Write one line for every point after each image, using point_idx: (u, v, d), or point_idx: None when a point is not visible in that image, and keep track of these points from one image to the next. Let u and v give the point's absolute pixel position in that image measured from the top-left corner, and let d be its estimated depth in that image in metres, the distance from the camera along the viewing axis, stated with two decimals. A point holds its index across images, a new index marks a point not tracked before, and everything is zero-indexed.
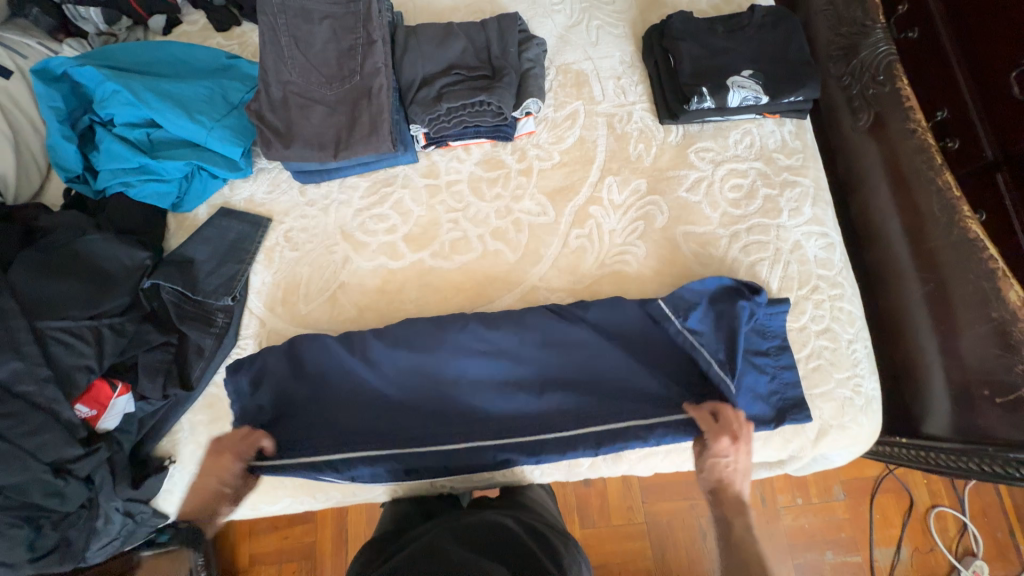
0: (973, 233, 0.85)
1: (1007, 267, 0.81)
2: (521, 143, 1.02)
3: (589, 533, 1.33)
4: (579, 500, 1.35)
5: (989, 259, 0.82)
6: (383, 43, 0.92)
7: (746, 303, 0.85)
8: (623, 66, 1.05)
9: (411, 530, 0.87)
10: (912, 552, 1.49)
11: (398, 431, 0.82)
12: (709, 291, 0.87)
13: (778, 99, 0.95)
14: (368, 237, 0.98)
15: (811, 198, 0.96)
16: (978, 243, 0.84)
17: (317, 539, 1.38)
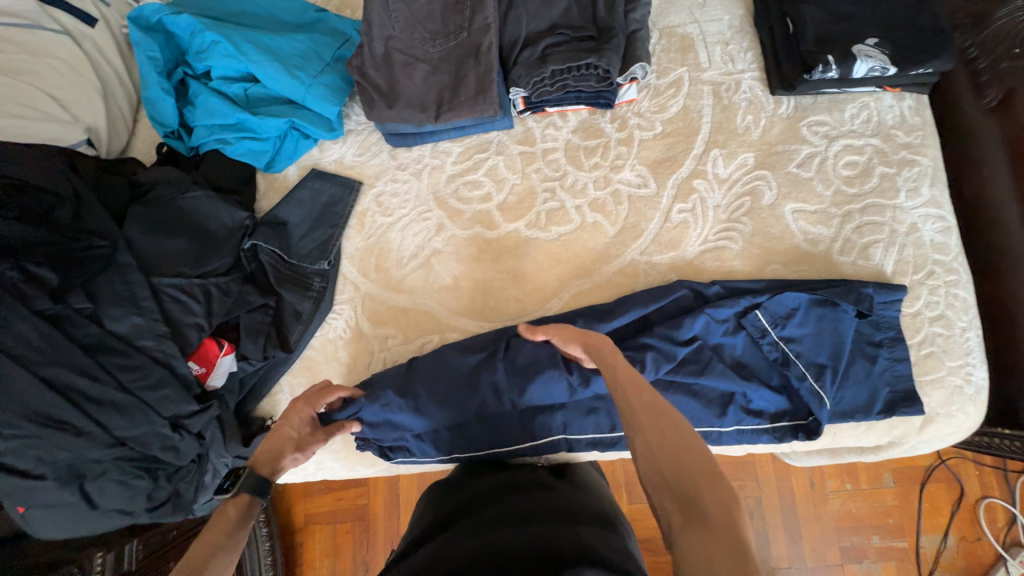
0: None
1: None
2: (621, 111, 0.98)
3: (636, 509, 1.33)
4: (628, 476, 1.35)
5: None
6: None
7: (849, 306, 0.82)
8: (732, 31, 0.99)
9: (453, 502, 0.72)
10: (958, 541, 1.50)
11: (504, 430, 0.83)
12: (805, 300, 0.83)
13: (906, 70, 0.89)
14: (463, 204, 0.96)
15: (930, 178, 0.91)
16: None
17: (370, 505, 1.39)
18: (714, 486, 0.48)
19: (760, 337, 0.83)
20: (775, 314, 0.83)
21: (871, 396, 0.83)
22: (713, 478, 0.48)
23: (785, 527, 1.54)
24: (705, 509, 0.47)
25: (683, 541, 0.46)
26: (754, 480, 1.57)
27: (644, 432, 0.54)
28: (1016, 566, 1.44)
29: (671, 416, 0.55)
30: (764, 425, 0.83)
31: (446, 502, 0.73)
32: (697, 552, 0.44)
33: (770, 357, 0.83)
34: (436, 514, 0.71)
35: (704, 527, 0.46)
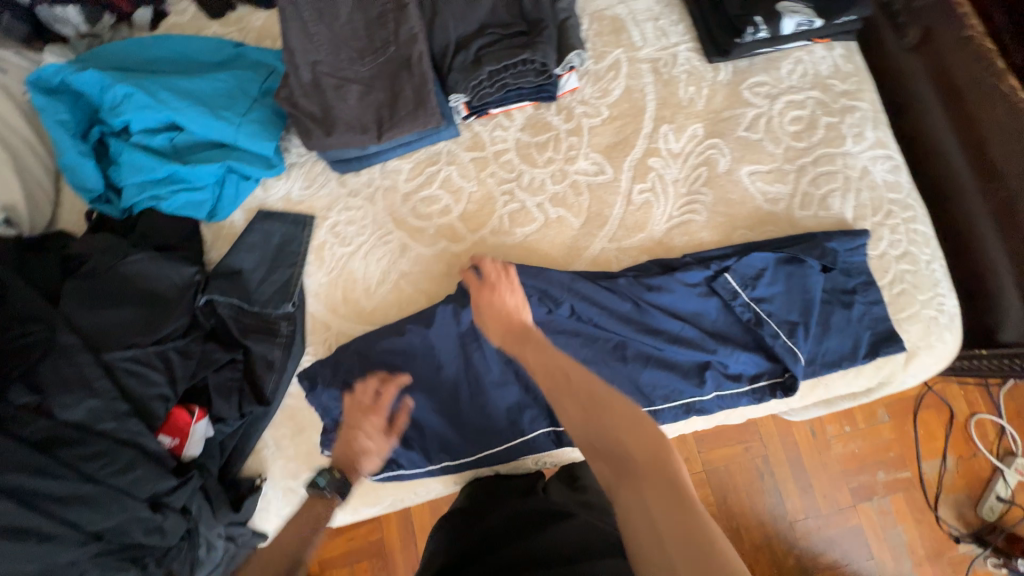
0: None
1: None
2: (565, 102, 0.97)
3: None
4: None
5: None
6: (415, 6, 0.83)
7: (814, 261, 0.83)
8: (659, 6, 0.99)
9: (469, 545, 0.72)
10: (957, 460, 1.61)
11: (493, 421, 0.81)
12: (773, 260, 0.84)
13: (831, 20, 0.91)
14: (422, 221, 0.93)
15: (872, 122, 0.94)
16: None
17: (384, 531, 1.35)
18: (639, 433, 0.55)
19: (732, 299, 0.84)
20: (743, 276, 0.84)
21: (854, 342, 0.84)
22: (636, 428, 0.56)
23: (795, 479, 1.61)
24: (632, 453, 0.54)
25: (621, 494, 0.53)
26: (757, 439, 1.64)
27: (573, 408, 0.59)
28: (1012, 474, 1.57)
29: (588, 385, 0.60)
30: (743, 387, 0.82)
31: (465, 539, 0.73)
32: (630, 500, 0.52)
33: (744, 319, 0.83)
34: (454, 555, 0.71)
35: (634, 470, 0.53)
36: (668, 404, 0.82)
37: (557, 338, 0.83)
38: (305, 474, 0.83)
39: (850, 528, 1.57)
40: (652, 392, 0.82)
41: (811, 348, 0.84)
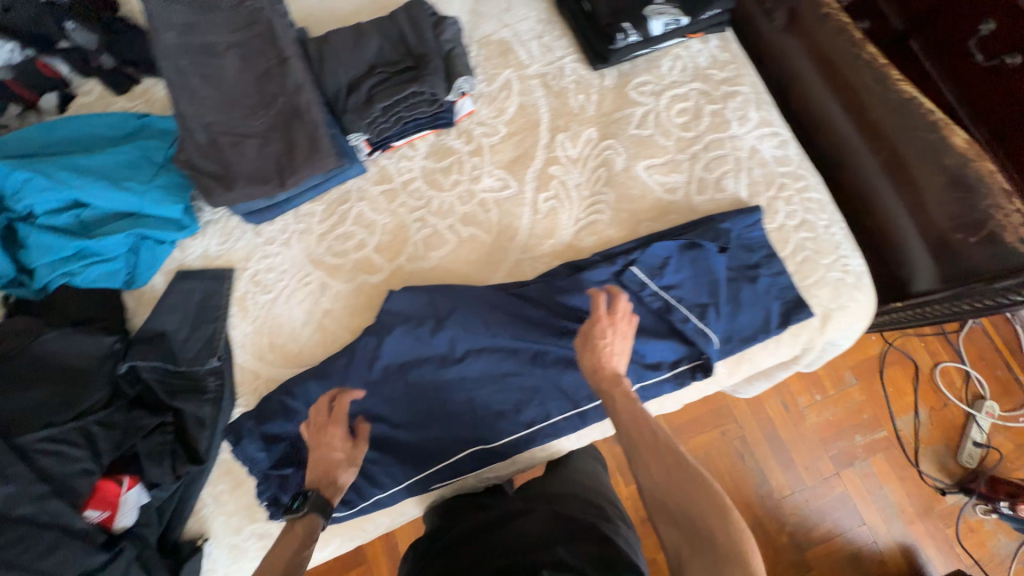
0: (907, 93, 0.93)
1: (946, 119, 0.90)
2: (464, 125, 1.01)
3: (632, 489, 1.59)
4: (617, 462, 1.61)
5: (929, 113, 0.91)
6: (297, 59, 0.87)
7: (711, 244, 0.87)
8: (541, 25, 1.05)
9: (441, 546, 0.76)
10: (930, 412, 1.70)
11: (425, 445, 0.85)
12: (673, 246, 0.87)
13: (698, 16, 0.96)
14: (339, 258, 0.95)
15: (754, 103, 0.98)
16: (914, 101, 0.92)
17: (368, 558, 1.33)
18: (722, 518, 0.59)
19: (641, 290, 0.86)
20: (649, 267, 0.87)
21: (766, 314, 0.87)
22: (723, 517, 0.59)
23: (776, 457, 1.67)
24: (716, 538, 0.58)
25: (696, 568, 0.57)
26: (733, 421, 1.70)
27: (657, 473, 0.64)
28: (983, 418, 1.67)
29: (676, 457, 0.64)
30: (664, 374, 0.85)
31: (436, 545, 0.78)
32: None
33: (654, 307, 0.86)
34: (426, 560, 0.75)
35: (717, 554, 0.57)
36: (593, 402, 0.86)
37: (479, 354, 0.85)
38: (248, 526, 0.83)
39: (835, 498, 1.64)
40: (576, 393, 0.86)
41: (725, 326, 0.86)
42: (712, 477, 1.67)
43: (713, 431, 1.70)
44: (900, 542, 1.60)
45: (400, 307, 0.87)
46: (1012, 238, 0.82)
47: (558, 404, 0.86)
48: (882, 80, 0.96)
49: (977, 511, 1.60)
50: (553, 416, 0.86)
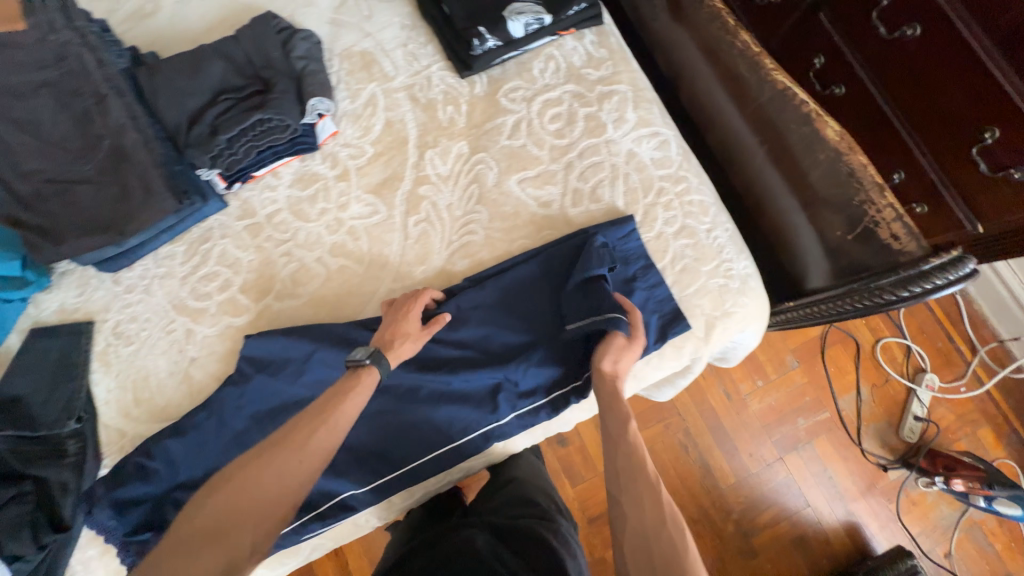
0: (783, 84, 0.89)
1: (817, 107, 0.86)
2: (329, 148, 0.95)
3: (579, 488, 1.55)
4: (563, 462, 1.56)
5: (801, 103, 0.88)
6: (116, 95, 0.84)
7: (601, 268, 0.80)
8: (406, 31, 0.98)
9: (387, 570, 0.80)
10: (871, 389, 1.69)
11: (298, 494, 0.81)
12: (544, 267, 0.85)
13: (562, 13, 0.91)
14: (202, 301, 0.90)
15: (632, 102, 0.93)
16: (789, 92, 0.89)
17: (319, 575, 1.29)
18: None
19: (513, 314, 0.85)
20: (523, 291, 0.85)
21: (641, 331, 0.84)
22: None
23: (719, 447, 1.65)
24: None
25: None
26: (675, 413, 1.67)
27: (631, 508, 0.66)
28: (924, 391, 1.66)
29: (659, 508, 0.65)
30: (541, 400, 0.82)
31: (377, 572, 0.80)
32: None
33: (528, 332, 0.84)
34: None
35: None
36: (469, 437, 0.82)
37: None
38: None
39: (780, 483, 1.62)
40: (450, 428, 0.82)
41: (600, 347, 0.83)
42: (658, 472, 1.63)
43: (657, 425, 1.67)
44: (844, 522, 1.60)
45: (259, 353, 0.82)
46: (886, 234, 0.81)
47: (434, 440, 0.82)
48: (756, 70, 0.92)
49: (918, 484, 1.60)
50: (427, 454, 0.82)
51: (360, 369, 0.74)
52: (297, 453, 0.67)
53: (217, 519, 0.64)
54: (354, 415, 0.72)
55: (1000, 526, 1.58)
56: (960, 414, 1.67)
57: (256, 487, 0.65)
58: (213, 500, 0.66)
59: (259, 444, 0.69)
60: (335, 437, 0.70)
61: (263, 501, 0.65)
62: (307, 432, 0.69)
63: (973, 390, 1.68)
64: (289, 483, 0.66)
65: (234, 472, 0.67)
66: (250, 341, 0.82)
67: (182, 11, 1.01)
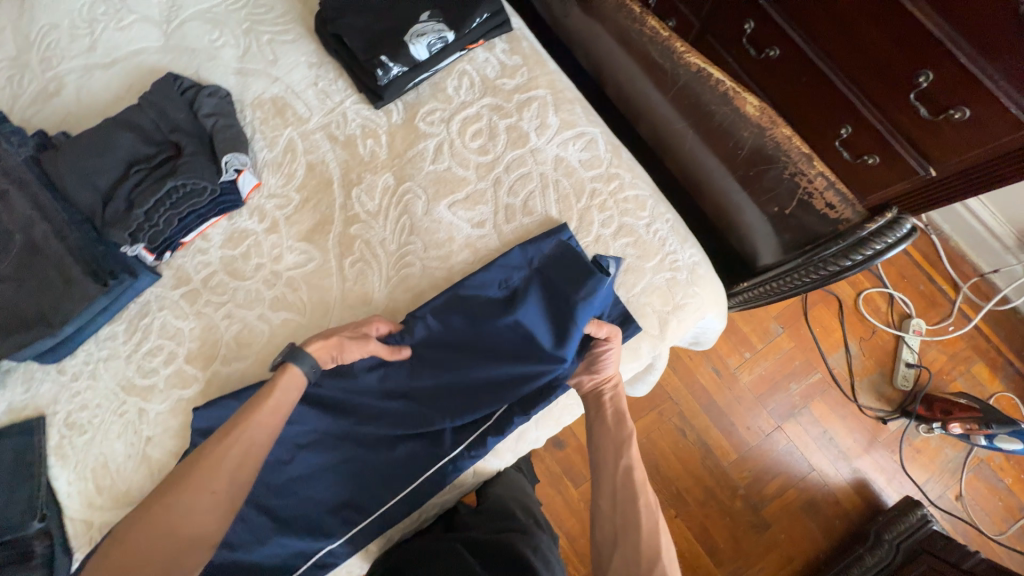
0: (695, 65, 0.87)
1: (734, 84, 0.84)
2: (255, 201, 0.93)
3: (583, 489, 1.45)
4: (562, 465, 1.46)
5: (717, 82, 0.86)
6: (17, 188, 0.87)
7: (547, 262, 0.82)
8: (314, 69, 0.96)
9: None
10: (860, 343, 1.61)
11: (271, 561, 0.78)
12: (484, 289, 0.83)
13: (464, 27, 0.89)
14: (149, 378, 0.87)
15: (552, 106, 0.91)
16: (703, 72, 0.87)
17: None
18: None
19: (455, 342, 0.81)
20: (462, 318, 0.81)
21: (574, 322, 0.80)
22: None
23: (717, 425, 1.54)
24: None
25: None
26: (666, 398, 1.56)
27: (627, 526, 0.74)
28: (912, 337, 1.58)
29: (651, 523, 0.73)
30: (483, 427, 0.79)
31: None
32: None
33: (478, 357, 0.79)
34: None
35: None
36: (435, 470, 0.80)
37: (304, 450, 0.81)
38: None
39: (782, 451, 1.52)
40: (415, 465, 0.80)
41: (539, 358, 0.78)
42: (659, 461, 1.52)
43: (651, 414, 1.56)
44: (853, 481, 1.51)
45: (211, 424, 0.80)
46: (821, 204, 0.80)
47: (404, 480, 0.80)
48: (669, 55, 0.89)
49: (919, 431, 1.54)
50: (397, 495, 0.80)
51: (280, 368, 0.76)
52: (207, 485, 0.67)
53: (121, 566, 0.64)
54: (273, 421, 0.72)
55: (1008, 461, 1.52)
56: (952, 353, 1.59)
57: (166, 528, 0.65)
58: (117, 548, 0.65)
59: (173, 473, 0.69)
60: (250, 458, 0.70)
61: (173, 539, 0.65)
62: (218, 461, 0.68)
63: (962, 327, 1.60)
64: (202, 517, 0.67)
65: (139, 514, 0.67)
66: (198, 413, 0.80)
67: (86, 84, 0.98)
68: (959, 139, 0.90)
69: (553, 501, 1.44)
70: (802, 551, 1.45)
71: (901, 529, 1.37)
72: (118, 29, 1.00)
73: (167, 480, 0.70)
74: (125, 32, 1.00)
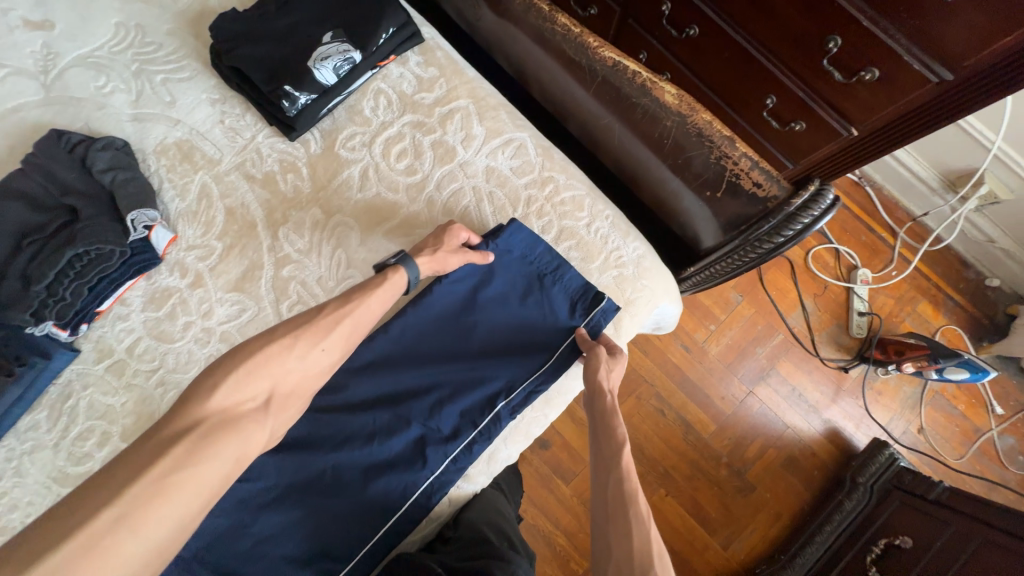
0: (610, 59, 0.86)
1: (650, 75, 0.84)
2: (174, 256, 0.86)
3: (575, 483, 1.45)
4: (551, 464, 1.46)
5: (634, 74, 0.85)
6: None
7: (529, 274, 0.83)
8: (218, 106, 0.90)
9: None
10: (815, 300, 1.67)
11: None
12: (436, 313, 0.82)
13: (370, 45, 0.85)
14: (83, 465, 0.80)
15: (476, 115, 0.88)
16: (619, 65, 0.86)
17: None
18: None
19: (414, 372, 0.80)
20: (423, 346, 0.82)
21: (542, 321, 0.82)
22: None
23: (693, 399, 1.57)
24: None
25: None
26: (641, 382, 1.58)
27: (617, 534, 0.63)
28: (860, 286, 1.65)
29: (645, 545, 0.61)
30: (469, 437, 0.78)
31: None
32: None
33: (444, 378, 0.80)
34: None
35: None
36: (409, 502, 0.77)
37: (266, 510, 0.77)
38: None
39: (758, 414, 1.57)
40: (388, 502, 0.77)
41: (522, 364, 0.80)
42: (642, 442, 1.54)
43: (631, 399, 1.58)
44: (825, 431, 1.57)
45: None
46: (749, 184, 0.80)
47: (377, 522, 0.76)
48: (584, 51, 0.88)
49: (878, 373, 1.61)
50: (372, 540, 0.76)
51: (387, 269, 0.74)
52: (319, 344, 0.64)
53: (225, 410, 0.56)
54: (377, 312, 0.71)
55: (959, 389, 1.62)
56: (898, 296, 1.66)
57: (273, 375, 0.60)
58: (219, 389, 0.57)
59: (274, 331, 0.63)
60: (356, 331, 0.69)
61: (279, 390, 0.61)
62: (327, 328, 0.65)
63: (904, 271, 1.67)
64: (306, 377, 0.64)
65: (242, 358, 0.60)
66: None
67: None
68: (872, 100, 0.93)
69: (547, 501, 1.43)
70: (789, 505, 1.50)
71: (873, 469, 1.42)
72: None
73: (267, 332, 0.63)
74: None
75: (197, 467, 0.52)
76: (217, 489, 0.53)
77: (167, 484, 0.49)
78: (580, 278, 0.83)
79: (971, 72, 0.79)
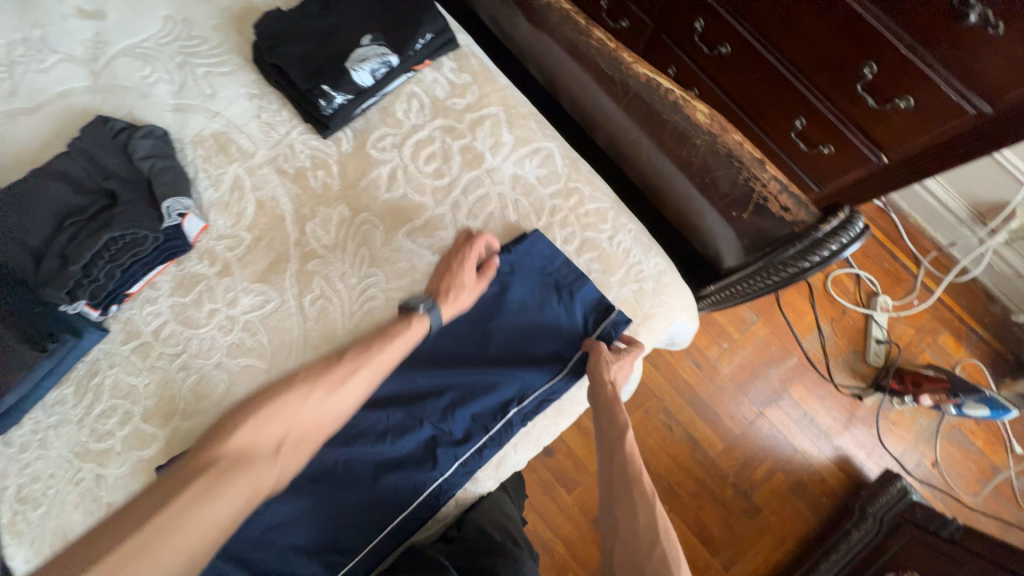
0: (642, 74, 0.85)
1: (683, 91, 0.81)
2: (204, 244, 0.89)
3: (577, 493, 1.44)
4: (555, 472, 1.45)
5: (666, 91, 0.83)
6: None
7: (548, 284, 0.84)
8: (256, 100, 0.93)
9: None
10: (832, 325, 1.64)
11: None
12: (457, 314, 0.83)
13: (408, 49, 0.87)
14: (103, 441, 0.82)
15: (506, 123, 0.89)
16: (650, 82, 0.85)
17: None
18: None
19: (430, 371, 0.81)
20: (442, 345, 0.83)
21: (559, 330, 0.82)
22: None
23: (702, 417, 1.56)
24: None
25: None
26: (650, 396, 1.57)
27: (622, 515, 0.64)
28: (880, 314, 1.62)
29: (650, 521, 0.62)
30: (479, 441, 0.79)
31: None
32: None
33: (457, 381, 0.80)
34: None
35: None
36: (416, 501, 0.78)
37: (276, 498, 0.78)
38: None
39: (767, 436, 1.55)
40: (396, 498, 0.77)
41: (536, 373, 0.80)
42: (648, 457, 1.53)
43: (639, 412, 1.57)
44: (836, 458, 1.54)
45: None
46: (776, 207, 0.79)
47: (384, 517, 0.77)
48: (617, 66, 0.88)
49: (893, 404, 1.58)
50: (378, 535, 0.77)
51: (411, 315, 0.73)
52: (334, 392, 0.66)
53: (240, 450, 0.59)
54: (397, 356, 0.72)
55: (977, 424, 1.58)
56: (919, 326, 1.63)
57: (287, 422, 0.62)
58: (236, 433, 0.60)
59: (293, 377, 0.65)
60: (374, 377, 0.70)
61: (291, 433, 0.63)
62: (345, 375, 0.67)
63: (926, 301, 1.64)
64: (320, 421, 0.65)
65: (259, 404, 0.63)
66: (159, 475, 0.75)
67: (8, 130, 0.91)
68: (906, 127, 0.92)
69: (549, 509, 1.43)
70: (793, 531, 1.48)
71: (882, 500, 1.40)
72: (39, 70, 0.93)
73: (286, 379, 0.65)
74: (48, 73, 0.93)
75: (205, 508, 0.54)
76: (220, 534, 0.55)
77: (177, 521, 0.52)
78: (597, 290, 0.83)
79: (1010, 104, 0.78)
